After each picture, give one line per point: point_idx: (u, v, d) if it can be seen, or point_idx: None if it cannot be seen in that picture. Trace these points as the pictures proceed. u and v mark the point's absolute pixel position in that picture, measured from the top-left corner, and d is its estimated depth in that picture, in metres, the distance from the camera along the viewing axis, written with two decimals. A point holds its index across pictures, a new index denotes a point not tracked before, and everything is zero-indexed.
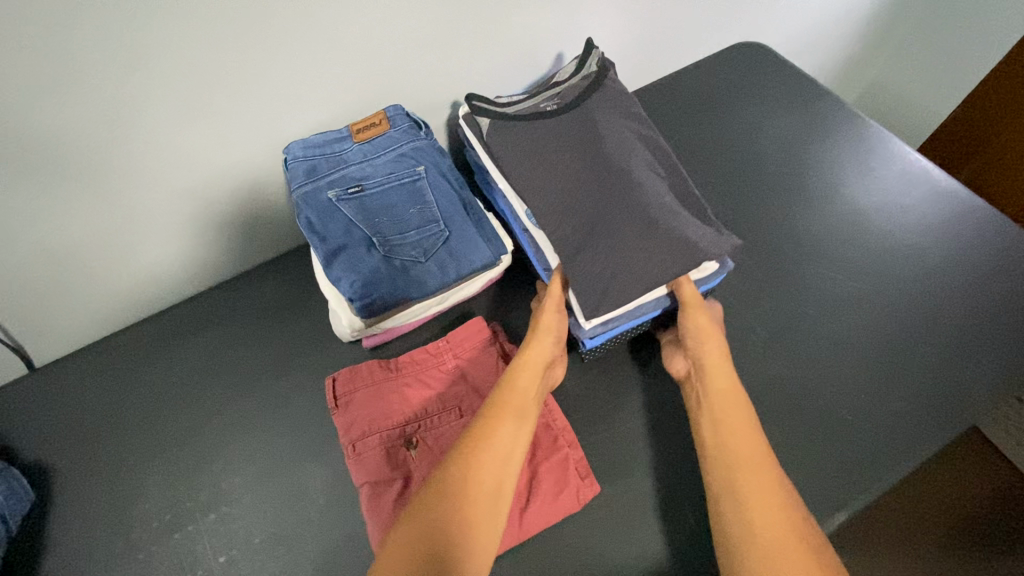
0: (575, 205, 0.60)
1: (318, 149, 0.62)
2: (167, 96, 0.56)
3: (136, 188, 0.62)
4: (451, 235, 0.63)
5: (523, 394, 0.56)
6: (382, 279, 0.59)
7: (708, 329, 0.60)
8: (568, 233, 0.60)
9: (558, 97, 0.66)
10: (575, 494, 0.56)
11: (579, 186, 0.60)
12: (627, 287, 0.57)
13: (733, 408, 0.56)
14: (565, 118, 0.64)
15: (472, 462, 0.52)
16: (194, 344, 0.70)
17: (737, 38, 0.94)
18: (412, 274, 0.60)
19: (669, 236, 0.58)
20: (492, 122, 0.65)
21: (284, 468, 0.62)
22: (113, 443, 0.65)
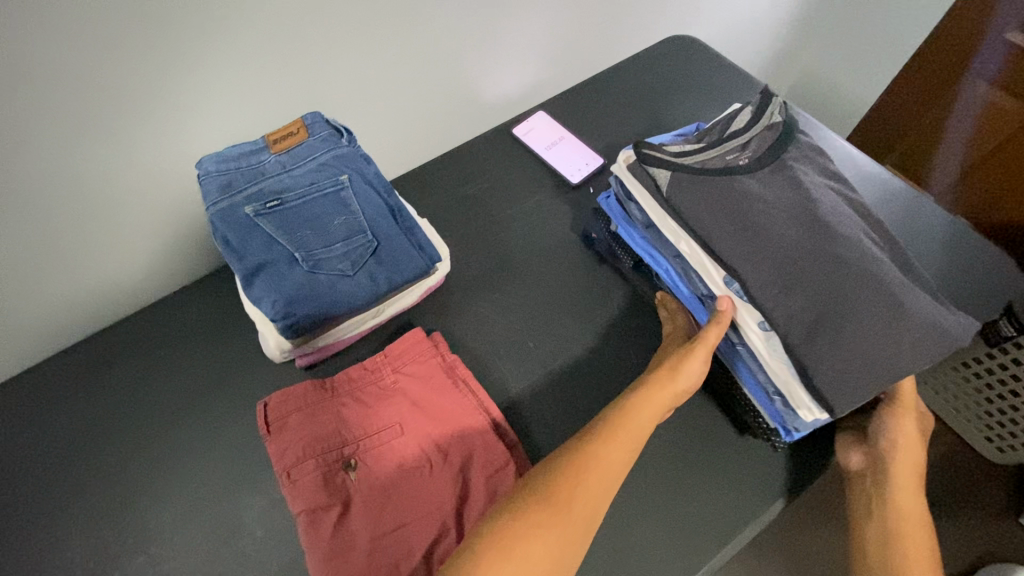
0: (797, 278, 0.50)
1: (231, 162, 0.58)
2: (56, 117, 0.51)
3: (33, 215, 0.56)
4: (380, 245, 0.60)
5: (645, 428, 0.52)
6: (307, 296, 0.56)
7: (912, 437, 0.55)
8: (795, 311, 0.50)
9: (745, 150, 0.58)
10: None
11: (798, 256, 0.51)
12: (863, 368, 0.48)
13: (917, 528, 0.52)
14: (760, 176, 0.56)
15: (579, 481, 0.47)
16: (111, 378, 0.65)
17: (665, 34, 0.93)
18: (339, 289, 0.57)
19: (923, 318, 0.48)
20: (673, 175, 0.56)
21: (216, 501, 0.59)
22: (24, 492, 0.60)
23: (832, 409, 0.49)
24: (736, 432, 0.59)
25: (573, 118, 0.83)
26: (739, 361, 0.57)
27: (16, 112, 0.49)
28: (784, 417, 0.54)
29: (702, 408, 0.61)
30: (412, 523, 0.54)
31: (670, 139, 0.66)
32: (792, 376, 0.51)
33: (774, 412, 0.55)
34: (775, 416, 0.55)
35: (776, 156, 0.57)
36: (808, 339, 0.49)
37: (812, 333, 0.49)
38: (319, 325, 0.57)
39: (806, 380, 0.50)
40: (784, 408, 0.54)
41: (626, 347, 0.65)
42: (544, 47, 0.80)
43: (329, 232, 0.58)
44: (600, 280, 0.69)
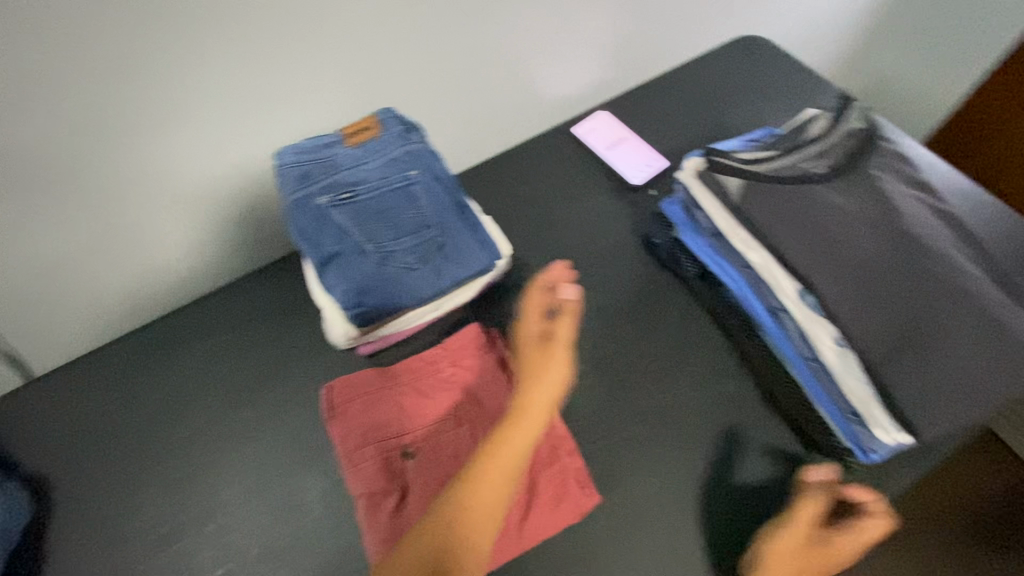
0: (876, 294, 0.50)
1: (309, 154, 0.61)
2: (154, 100, 0.55)
3: (125, 192, 0.60)
4: (445, 241, 0.61)
5: (522, 436, 0.56)
6: (377, 287, 0.59)
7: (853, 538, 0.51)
8: (872, 328, 0.49)
9: (823, 157, 0.56)
10: (563, 500, 0.56)
11: (876, 273, 0.50)
12: (950, 389, 0.46)
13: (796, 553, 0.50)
14: (838, 184, 0.54)
15: (454, 508, 0.53)
16: (185, 354, 0.69)
17: (734, 34, 0.90)
18: (405, 282, 0.59)
19: (1008, 338, 0.48)
20: (743, 183, 0.55)
21: (280, 477, 0.62)
22: (106, 456, 0.64)
23: (913, 428, 0.46)
24: (802, 447, 0.57)
25: (634, 118, 0.82)
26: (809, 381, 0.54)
27: (116, 99, 0.53)
28: (860, 436, 0.50)
29: (765, 420, 0.59)
30: None
31: (739, 142, 0.64)
32: (870, 395, 0.48)
33: (848, 432, 0.51)
34: (849, 436, 0.51)
35: (854, 166, 0.55)
36: (886, 359, 0.48)
37: (890, 355, 0.48)
38: (383, 315, 0.60)
39: (885, 398, 0.47)
40: (859, 428, 0.50)
41: (685, 353, 0.64)
42: (611, 45, 0.79)
43: (398, 225, 0.60)
44: (658, 282, 0.68)
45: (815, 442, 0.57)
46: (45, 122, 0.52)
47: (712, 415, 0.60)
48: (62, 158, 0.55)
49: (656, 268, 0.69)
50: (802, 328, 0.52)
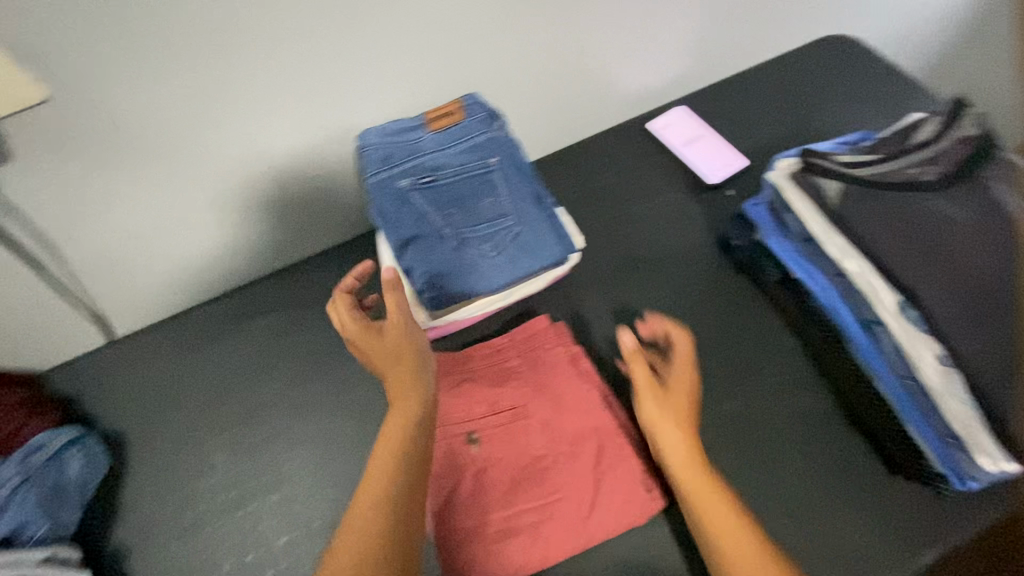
0: (994, 315, 0.46)
1: (393, 137, 0.61)
2: (250, 78, 0.56)
3: (211, 169, 0.61)
4: (521, 230, 0.61)
5: (382, 476, 0.42)
6: (453, 272, 0.59)
7: (683, 378, 0.53)
8: (985, 351, 0.46)
9: (936, 163, 0.52)
10: (627, 502, 0.55)
11: (996, 292, 0.46)
12: None
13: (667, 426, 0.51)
14: (952, 192, 0.50)
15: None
16: (256, 327, 0.70)
17: (826, 32, 0.85)
18: (480, 268, 0.59)
19: None
20: (842, 189, 0.53)
21: (344, 454, 0.63)
22: (181, 420, 0.66)
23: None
24: (886, 469, 0.55)
25: (713, 116, 0.79)
26: (903, 402, 0.51)
27: (214, 76, 0.54)
28: (961, 463, 0.48)
29: (845, 437, 0.56)
30: (534, 509, 0.55)
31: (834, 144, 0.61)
32: (975, 419, 0.46)
33: (945, 458, 0.49)
34: (945, 461, 0.49)
35: (971, 172, 0.50)
36: (1005, 380, 0.45)
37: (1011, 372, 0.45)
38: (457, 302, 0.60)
39: (996, 423, 0.45)
40: (957, 453, 0.48)
41: (761, 362, 0.61)
42: (700, 39, 0.76)
43: (476, 212, 0.60)
44: (735, 286, 0.66)
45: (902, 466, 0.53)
46: (145, 94, 0.53)
47: (788, 429, 0.58)
48: (156, 132, 0.55)
49: (731, 272, 0.67)
50: (900, 344, 0.49)
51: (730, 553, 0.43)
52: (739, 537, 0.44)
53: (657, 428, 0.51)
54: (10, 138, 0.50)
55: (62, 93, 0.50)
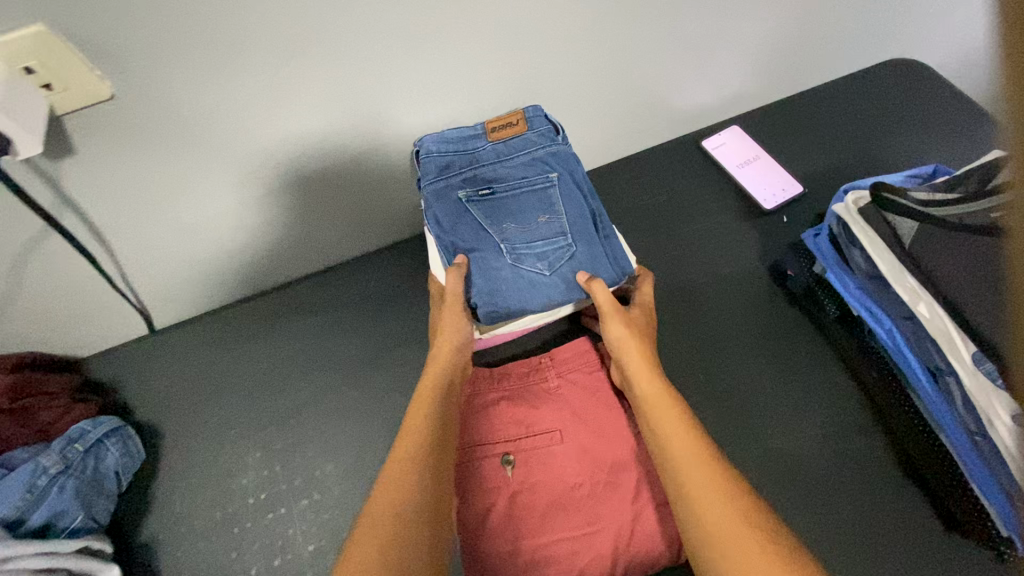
0: None
1: (452, 144, 0.60)
2: (308, 84, 0.55)
3: (263, 169, 0.61)
4: (578, 250, 0.60)
5: (422, 417, 0.52)
6: (508, 289, 0.59)
7: (641, 315, 0.60)
8: None
9: None
10: (662, 537, 0.53)
11: None
12: None
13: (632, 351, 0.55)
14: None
15: (378, 522, 0.44)
16: (294, 327, 0.70)
17: (892, 56, 0.81)
18: (535, 286, 0.59)
19: None
20: (920, 227, 0.49)
21: (376, 463, 0.62)
22: (217, 416, 0.66)
23: None
24: (942, 525, 0.52)
25: (769, 139, 0.77)
26: (972, 460, 0.48)
27: (273, 79, 0.53)
28: None
29: (902, 486, 0.54)
30: (569, 538, 0.53)
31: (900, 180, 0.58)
32: None
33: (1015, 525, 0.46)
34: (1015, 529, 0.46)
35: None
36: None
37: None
38: (507, 317, 0.59)
39: None
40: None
41: (811, 400, 0.59)
42: (763, 60, 0.73)
43: (532, 229, 0.60)
44: (786, 319, 0.63)
45: (958, 523, 0.51)
46: (206, 96, 0.52)
47: (839, 474, 0.55)
48: (213, 131, 0.55)
49: (784, 302, 0.64)
50: (970, 396, 0.46)
51: (676, 446, 0.48)
52: (688, 435, 0.48)
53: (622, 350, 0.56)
54: (70, 135, 0.50)
55: (123, 91, 0.49)
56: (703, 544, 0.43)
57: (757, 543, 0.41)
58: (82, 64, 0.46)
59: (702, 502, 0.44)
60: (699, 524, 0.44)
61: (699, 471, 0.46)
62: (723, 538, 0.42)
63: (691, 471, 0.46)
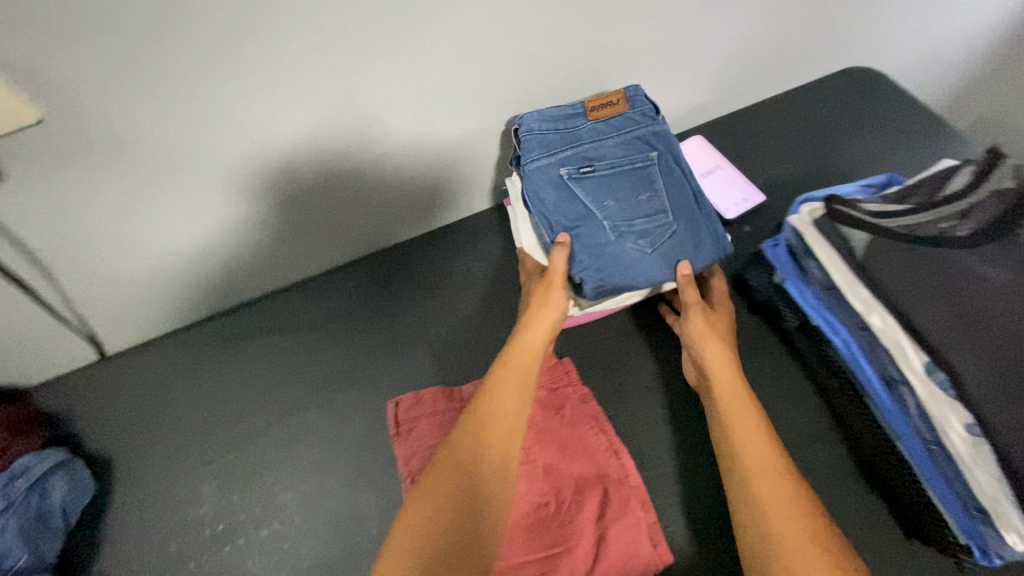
0: None
1: (553, 123, 0.63)
2: (254, 102, 0.53)
3: (214, 188, 0.59)
4: (679, 227, 0.61)
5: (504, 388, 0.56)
6: (612, 265, 0.59)
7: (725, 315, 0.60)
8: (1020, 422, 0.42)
9: (966, 216, 0.49)
10: (633, 557, 0.52)
11: None
12: None
13: (716, 351, 0.56)
14: (984, 252, 0.47)
15: (442, 479, 0.50)
16: (253, 349, 0.68)
17: (844, 66, 0.83)
18: (639, 261, 0.59)
19: None
20: (870, 240, 0.50)
21: (338, 489, 0.60)
22: (172, 444, 0.64)
23: None
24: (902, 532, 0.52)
25: (730, 148, 0.77)
26: (926, 467, 0.48)
27: (217, 98, 0.52)
28: (987, 537, 0.45)
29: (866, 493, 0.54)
30: (535, 561, 0.52)
31: (852, 190, 0.59)
32: (1005, 495, 0.43)
33: (971, 530, 0.46)
34: (971, 534, 0.46)
35: (1004, 229, 0.48)
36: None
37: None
38: (613, 293, 0.60)
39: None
40: (984, 526, 0.45)
41: (775, 410, 0.59)
42: (721, 71, 0.74)
43: (633, 206, 0.62)
44: (750, 328, 0.63)
45: (918, 529, 0.51)
46: (145, 116, 0.50)
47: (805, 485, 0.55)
48: (157, 151, 0.54)
49: (746, 312, 0.65)
50: (925, 406, 0.47)
51: (754, 455, 0.50)
52: (763, 444, 0.50)
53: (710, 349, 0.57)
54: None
55: (55, 113, 0.47)
56: (763, 544, 0.46)
57: (810, 546, 0.44)
58: (9, 90, 0.45)
59: (768, 504, 0.47)
60: (767, 534, 0.46)
61: (768, 476, 0.48)
62: (792, 550, 0.44)
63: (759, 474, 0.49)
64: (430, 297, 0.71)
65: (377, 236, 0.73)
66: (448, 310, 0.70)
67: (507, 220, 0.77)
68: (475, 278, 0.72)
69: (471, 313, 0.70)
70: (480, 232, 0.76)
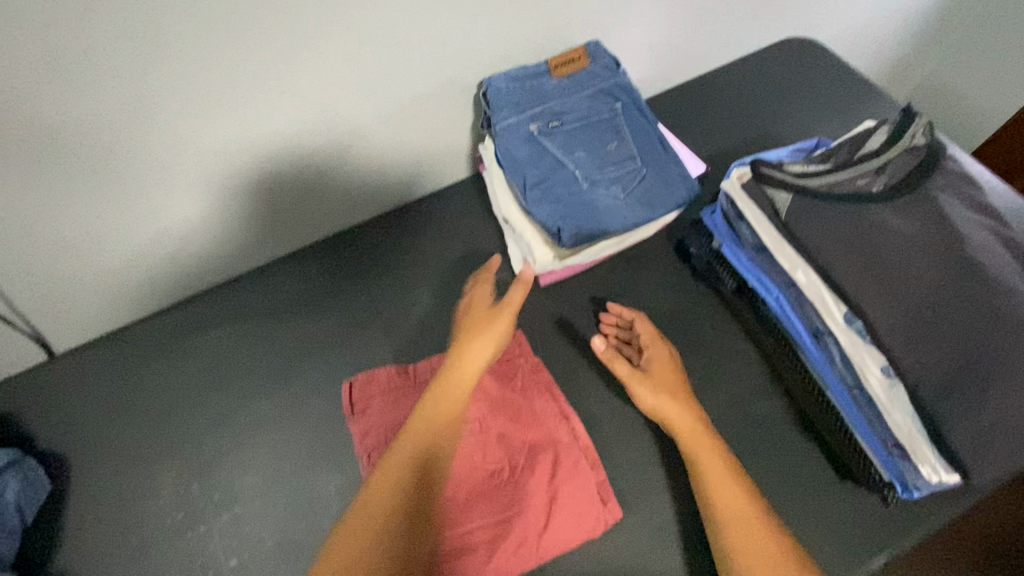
0: (935, 327, 0.46)
1: (520, 82, 0.65)
2: (187, 86, 0.53)
3: (155, 175, 0.59)
4: (648, 172, 0.63)
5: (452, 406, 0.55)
6: (586, 213, 0.61)
7: (665, 364, 0.58)
8: (927, 361, 0.45)
9: (881, 171, 0.52)
10: (585, 515, 0.54)
11: (935, 304, 0.46)
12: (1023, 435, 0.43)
13: (677, 410, 0.54)
14: (897, 205, 0.50)
15: (382, 490, 0.50)
16: (207, 339, 0.68)
17: (782, 36, 0.85)
18: (610, 208, 0.61)
19: None
20: (794, 198, 0.52)
21: (298, 471, 0.61)
22: (127, 437, 0.64)
23: (966, 471, 0.43)
24: (836, 476, 0.55)
25: (675, 121, 0.79)
26: (850, 410, 0.52)
27: (149, 81, 0.52)
28: (903, 472, 0.48)
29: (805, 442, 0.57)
30: (490, 524, 0.54)
31: (783, 153, 0.61)
32: (918, 431, 0.46)
33: (891, 467, 0.49)
34: (891, 470, 0.49)
35: (916, 183, 0.51)
36: (941, 394, 0.45)
37: (947, 387, 0.45)
38: (591, 240, 0.61)
39: (935, 436, 0.44)
40: (901, 461, 0.48)
41: (719, 370, 0.61)
42: (662, 43, 0.75)
43: (602, 156, 0.64)
44: (692, 293, 0.66)
45: (849, 470, 0.54)
46: (75, 100, 0.50)
47: (746, 437, 0.57)
48: (93, 139, 0.53)
49: (689, 279, 0.67)
50: (847, 353, 0.50)
51: (738, 525, 0.48)
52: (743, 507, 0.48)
53: (661, 406, 0.54)
54: None
55: None
56: None
57: None
58: None
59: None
60: None
61: (751, 533, 0.47)
62: None
63: (737, 528, 0.48)
64: (383, 281, 0.71)
65: (324, 222, 0.74)
66: (401, 292, 0.71)
67: (458, 200, 0.77)
68: (429, 258, 0.73)
69: (427, 293, 0.70)
70: (431, 215, 0.76)
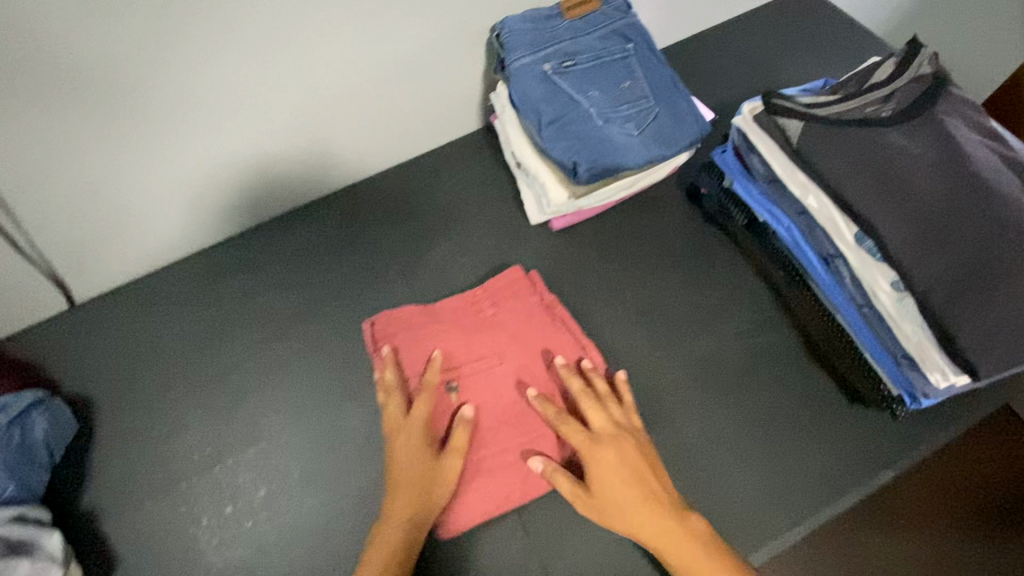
0: (943, 239, 0.48)
1: (534, 24, 0.66)
2: (209, 21, 0.54)
3: (176, 117, 0.59)
4: (660, 110, 0.65)
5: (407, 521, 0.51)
6: (601, 150, 0.62)
7: (608, 463, 0.51)
8: (936, 271, 0.47)
9: (888, 96, 0.54)
10: None
11: (943, 218, 0.48)
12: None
13: (633, 515, 0.49)
14: (905, 127, 0.52)
15: None
16: (228, 286, 0.69)
17: None
18: (625, 144, 0.63)
19: None
20: (806, 125, 0.53)
21: (321, 407, 0.62)
22: (151, 380, 0.65)
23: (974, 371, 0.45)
24: (845, 397, 0.57)
25: (681, 71, 0.81)
26: (860, 329, 0.54)
27: (172, 14, 0.52)
28: (914, 381, 0.51)
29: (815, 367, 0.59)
30: (515, 448, 0.56)
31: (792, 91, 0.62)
32: (927, 339, 0.48)
33: (900, 379, 0.52)
34: (900, 383, 0.52)
35: (923, 106, 0.52)
36: (952, 302, 0.46)
37: (954, 295, 0.46)
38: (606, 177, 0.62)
39: (944, 341, 0.46)
40: (911, 372, 0.51)
41: (730, 303, 0.63)
42: None
43: (616, 95, 0.65)
44: (703, 232, 0.67)
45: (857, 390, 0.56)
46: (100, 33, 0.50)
47: (759, 364, 0.59)
48: (116, 75, 0.53)
49: (700, 220, 0.68)
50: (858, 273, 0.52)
51: None
52: None
53: (618, 517, 0.49)
54: None
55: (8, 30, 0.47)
56: None
57: None
58: None
59: None
60: None
61: None
62: None
63: None
64: (398, 228, 0.73)
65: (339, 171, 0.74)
66: (416, 238, 0.72)
67: (470, 150, 0.78)
68: (443, 206, 0.74)
69: (443, 238, 0.72)
70: (444, 165, 0.77)
